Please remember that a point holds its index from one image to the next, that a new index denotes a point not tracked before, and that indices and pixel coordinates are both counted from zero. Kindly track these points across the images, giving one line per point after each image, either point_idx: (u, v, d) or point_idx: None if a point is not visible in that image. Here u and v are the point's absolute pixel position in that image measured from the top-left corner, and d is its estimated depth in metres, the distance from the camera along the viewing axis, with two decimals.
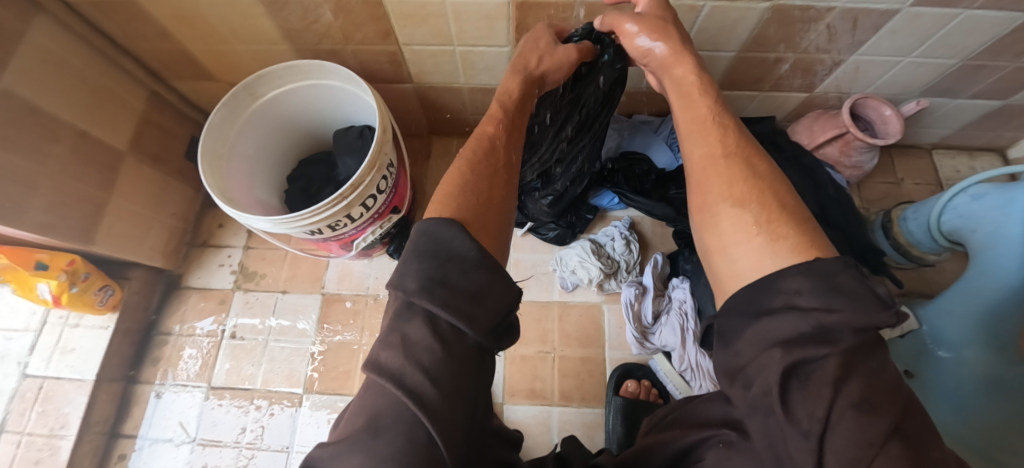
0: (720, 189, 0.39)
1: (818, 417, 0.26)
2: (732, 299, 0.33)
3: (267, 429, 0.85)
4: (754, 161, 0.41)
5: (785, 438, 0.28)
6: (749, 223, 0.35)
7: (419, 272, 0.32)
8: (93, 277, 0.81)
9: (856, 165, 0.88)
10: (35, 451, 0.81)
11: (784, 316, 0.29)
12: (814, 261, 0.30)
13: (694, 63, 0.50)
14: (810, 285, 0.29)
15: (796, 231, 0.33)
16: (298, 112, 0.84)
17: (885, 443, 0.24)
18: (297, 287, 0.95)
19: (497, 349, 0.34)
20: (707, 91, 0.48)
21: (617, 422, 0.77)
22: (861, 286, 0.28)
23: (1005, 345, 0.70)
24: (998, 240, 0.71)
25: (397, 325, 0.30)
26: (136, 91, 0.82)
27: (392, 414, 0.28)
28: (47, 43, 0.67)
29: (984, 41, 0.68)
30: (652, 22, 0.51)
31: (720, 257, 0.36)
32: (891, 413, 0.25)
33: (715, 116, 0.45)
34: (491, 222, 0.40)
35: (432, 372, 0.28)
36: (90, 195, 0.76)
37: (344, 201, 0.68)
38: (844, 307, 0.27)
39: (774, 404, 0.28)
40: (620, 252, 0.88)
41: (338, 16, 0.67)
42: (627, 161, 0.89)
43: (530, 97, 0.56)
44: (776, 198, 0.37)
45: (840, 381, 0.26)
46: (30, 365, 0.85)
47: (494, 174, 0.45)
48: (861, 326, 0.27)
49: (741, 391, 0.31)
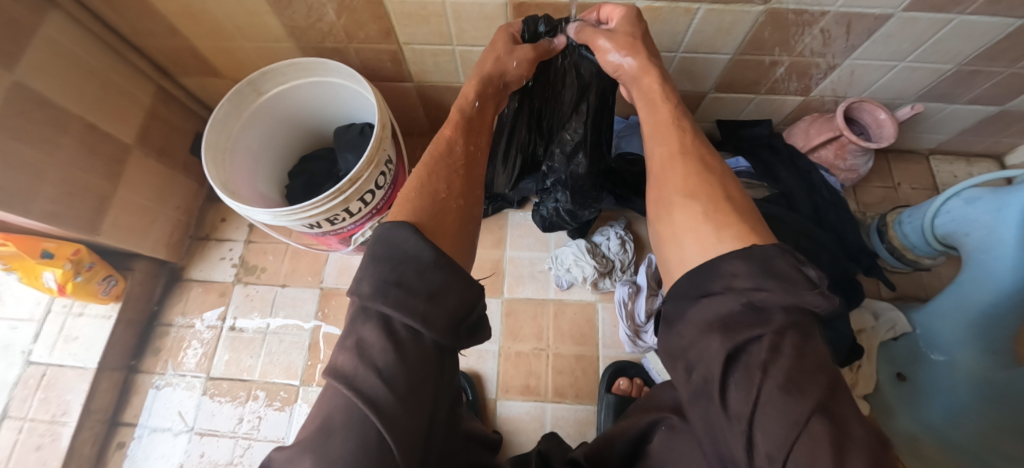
0: (675, 182, 0.42)
1: (750, 400, 0.28)
2: (678, 283, 0.36)
3: (264, 420, 0.86)
4: (708, 160, 0.43)
5: (720, 425, 0.30)
6: (697, 213, 0.38)
7: (372, 276, 0.32)
8: (97, 267, 0.82)
9: (851, 168, 0.88)
10: (37, 436, 0.82)
11: (720, 298, 0.32)
12: (751, 249, 0.33)
13: (660, 74, 0.52)
14: (747, 269, 0.31)
15: (739, 220, 0.36)
16: (300, 109, 0.86)
17: (807, 421, 0.26)
18: (296, 281, 0.97)
19: (458, 347, 0.34)
20: (669, 98, 0.50)
21: (609, 416, 0.79)
22: (796, 270, 0.31)
23: (999, 350, 0.71)
24: (991, 244, 0.70)
25: (354, 328, 0.31)
26: (144, 86, 0.84)
27: (344, 416, 0.28)
28: (60, 39, 0.69)
29: (978, 47, 0.68)
30: (625, 40, 0.53)
31: (670, 244, 0.39)
32: (815, 392, 0.27)
33: (675, 120, 0.48)
34: (448, 224, 0.39)
35: (387, 373, 0.29)
36: (97, 187, 0.77)
37: (342, 195, 0.69)
38: (773, 287, 0.30)
39: (713, 390, 0.30)
40: (615, 252, 0.88)
41: (341, 15, 0.68)
42: (625, 164, 0.89)
43: (487, 98, 0.54)
44: (722, 189, 0.40)
45: (768, 364, 0.28)
46: (34, 353, 0.87)
47: (450, 175, 0.44)
48: (789, 304, 0.29)
49: (685, 376, 0.33)
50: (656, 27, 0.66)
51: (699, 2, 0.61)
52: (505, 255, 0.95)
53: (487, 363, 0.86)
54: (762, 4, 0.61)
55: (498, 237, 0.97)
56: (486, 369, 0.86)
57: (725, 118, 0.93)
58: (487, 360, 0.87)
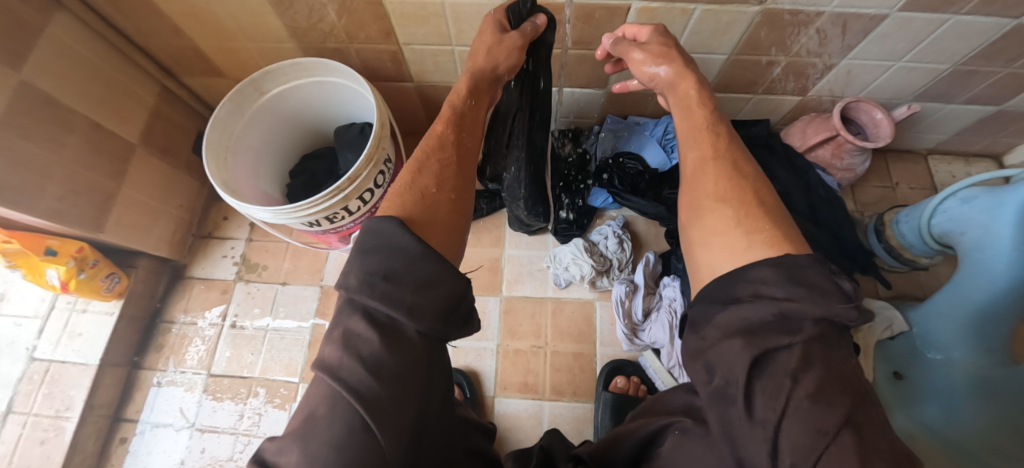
0: (707, 187, 0.41)
1: (776, 409, 0.28)
2: (706, 287, 0.36)
3: (264, 416, 0.87)
4: (742, 165, 0.43)
5: (741, 428, 0.31)
6: (729, 218, 0.38)
7: (360, 268, 0.33)
8: (101, 264, 0.83)
9: (847, 168, 0.89)
10: (40, 431, 0.83)
11: (747, 305, 0.32)
12: (782, 258, 0.33)
13: (695, 79, 0.51)
14: (776, 276, 0.32)
15: (770, 226, 0.36)
16: (302, 108, 0.87)
17: (836, 433, 0.27)
18: (298, 278, 0.98)
19: (450, 334, 0.35)
20: (705, 104, 0.49)
21: (607, 414, 0.79)
22: (826, 280, 0.31)
23: (995, 348, 0.73)
24: (987, 243, 0.70)
25: (341, 320, 0.32)
26: (148, 86, 0.85)
27: (330, 403, 0.29)
28: (66, 39, 0.70)
29: (974, 47, 0.69)
30: (658, 50, 0.55)
31: (699, 248, 0.39)
32: (844, 405, 0.27)
33: (709, 125, 0.47)
34: (442, 216, 0.40)
35: (371, 362, 0.30)
36: (100, 185, 0.78)
37: (342, 193, 0.70)
38: (803, 297, 0.30)
39: (736, 394, 0.31)
40: (613, 250, 0.89)
41: (342, 15, 0.69)
42: (621, 161, 0.91)
43: (483, 92, 0.53)
44: (756, 194, 0.40)
45: (798, 373, 0.28)
46: (38, 349, 0.88)
47: (443, 168, 0.44)
48: (819, 316, 0.29)
49: (706, 377, 0.34)
50: (652, 27, 0.67)
51: (695, 3, 0.62)
52: (505, 254, 0.96)
53: (485, 360, 0.87)
54: (758, 4, 0.61)
55: (497, 236, 0.97)
56: (484, 366, 0.87)
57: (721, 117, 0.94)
58: (485, 358, 0.87)
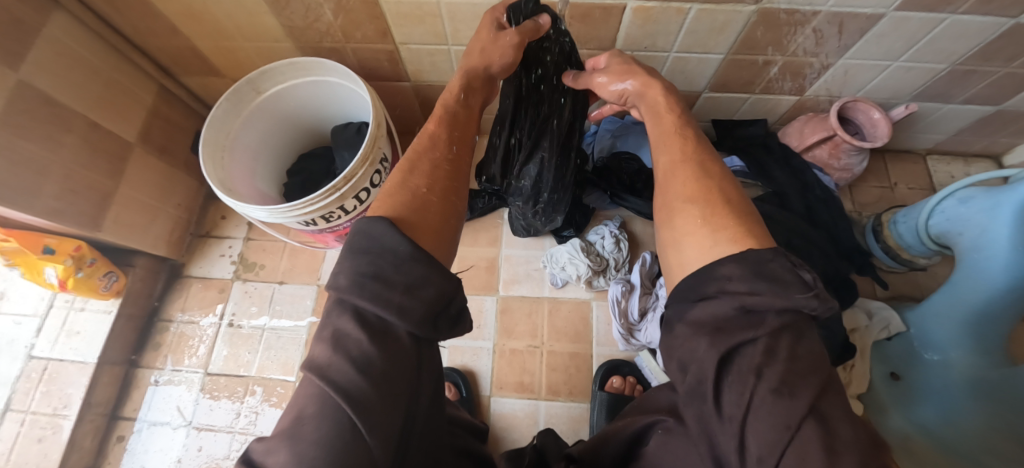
0: (675, 189, 0.41)
1: (742, 404, 0.29)
2: (678, 286, 0.36)
3: (261, 414, 0.87)
4: (709, 165, 0.43)
5: (714, 425, 0.31)
6: (695, 217, 0.38)
7: (350, 269, 0.33)
8: (99, 262, 0.84)
9: (845, 168, 0.89)
10: (38, 429, 0.84)
11: (714, 300, 0.32)
12: (746, 252, 0.33)
13: (663, 85, 0.52)
14: (741, 271, 0.32)
15: (735, 223, 0.36)
16: (299, 108, 0.87)
17: (800, 426, 0.27)
18: (295, 277, 0.98)
19: (437, 337, 0.35)
20: (673, 108, 0.50)
21: (602, 415, 0.79)
22: (791, 274, 0.31)
23: (992, 349, 0.72)
24: (985, 243, 0.70)
25: (332, 320, 0.32)
26: (146, 85, 0.86)
27: (317, 403, 0.30)
28: (64, 38, 0.70)
29: (972, 46, 0.68)
30: (619, 69, 0.56)
31: (672, 248, 0.39)
32: (807, 395, 0.28)
33: (678, 128, 0.47)
34: (431, 219, 0.40)
35: (361, 363, 0.30)
36: (99, 184, 0.79)
37: (338, 193, 0.70)
38: (766, 291, 0.30)
39: (706, 391, 0.31)
40: (610, 250, 0.89)
41: (338, 15, 0.69)
42: (620, 161, 0.90)
43: (475, 90, 0.54)
44: (722, 193, 0.39)
45: (762, 367, 0.29)
46: (37, 347, 0.88)
47: (434, 168, 0.44)
48: (781, 307, 0.30)
49: (681, 376, 0.34)
50: (649, 27, 0.67)
51: (691, 2, 0.62)
52: (503, 253, 0.96)
53: (482, 360, 0.87)
54: (754, 4, 0.61)
55: (494, 235, 0.97)
56: (480, 366, 0.87)
57: (719, 117, 0.94)
58: (482, 357, 0.87)
